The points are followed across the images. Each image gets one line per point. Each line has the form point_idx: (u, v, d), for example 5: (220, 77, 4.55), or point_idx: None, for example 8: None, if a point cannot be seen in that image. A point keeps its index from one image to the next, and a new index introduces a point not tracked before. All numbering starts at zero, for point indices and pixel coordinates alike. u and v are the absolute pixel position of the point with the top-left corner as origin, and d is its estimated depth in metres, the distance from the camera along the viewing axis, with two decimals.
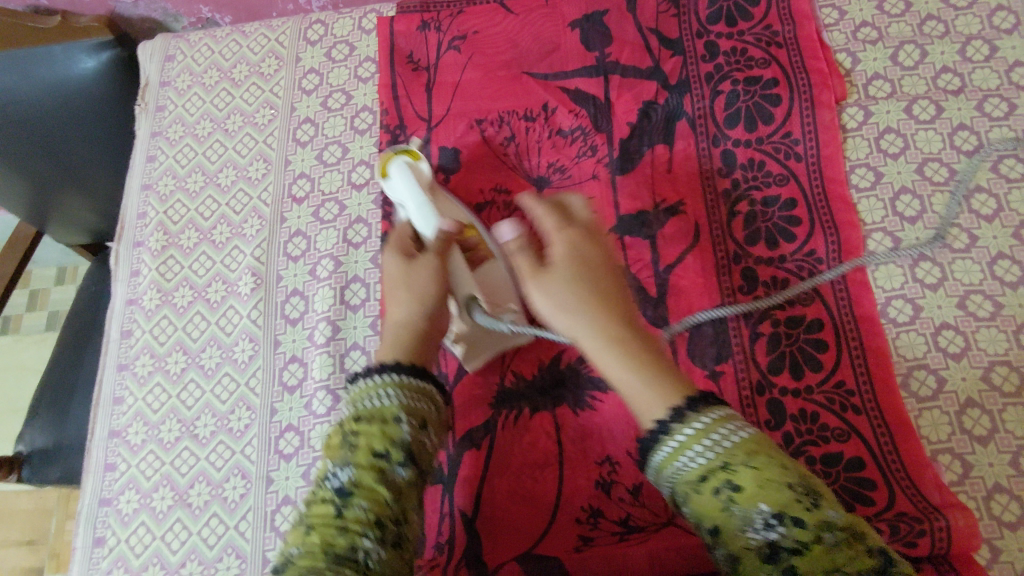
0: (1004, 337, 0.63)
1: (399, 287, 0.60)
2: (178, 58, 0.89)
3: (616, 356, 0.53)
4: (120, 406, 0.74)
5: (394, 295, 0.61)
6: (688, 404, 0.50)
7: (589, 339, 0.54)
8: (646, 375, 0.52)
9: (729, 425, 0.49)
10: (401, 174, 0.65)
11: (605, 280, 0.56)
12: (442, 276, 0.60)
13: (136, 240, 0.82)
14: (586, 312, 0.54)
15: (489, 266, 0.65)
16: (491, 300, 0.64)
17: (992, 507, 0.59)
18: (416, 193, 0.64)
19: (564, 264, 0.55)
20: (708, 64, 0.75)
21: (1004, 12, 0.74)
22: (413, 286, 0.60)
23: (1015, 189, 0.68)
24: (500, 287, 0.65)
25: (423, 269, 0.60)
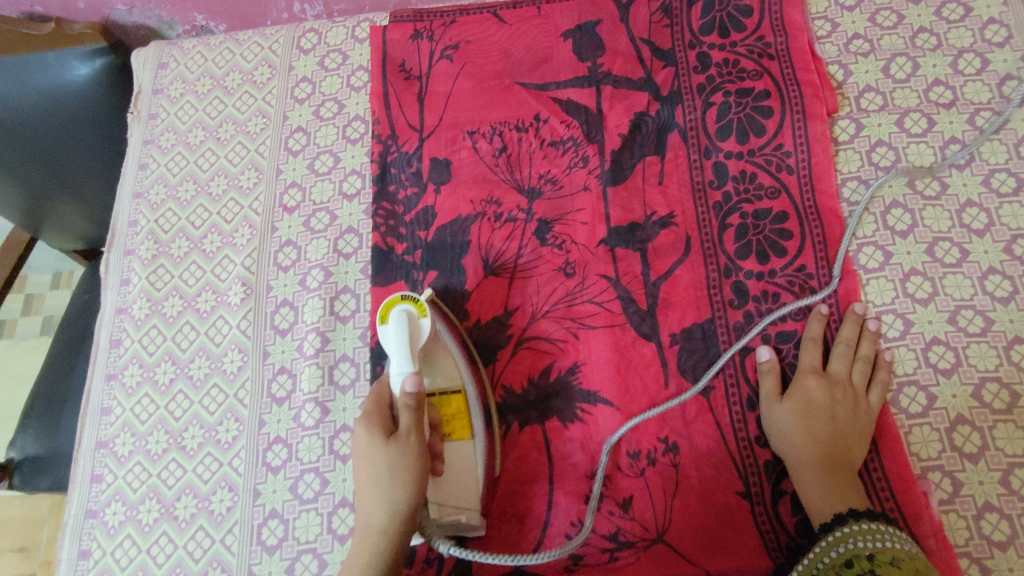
0: (995, 353, 0.63)
1: (374, 473, 0.56)
2: (171, 65, 0.89)
3: (821, 483, 0.58)
4: (108, 416, 0.74)
5: (368, 482, 0.56)
6: (851, 513, 0.56)
7: (817, 487, 0.58)
8: (839, 487, 0.58)
9: (868, 535, 0.54)
10: (397, 330, 0.61)
11: (831, 431, 0.61)
12: (420, 462, 0.56)
13: (126, 248, 0.81)
14: (824, 483, 0.58)
15: (461, 454, 0.62)
16: (456, 496, 0.61)
17: (982, 525, 0.58)
18: (405, 360, 0.60)
19: (798, 404, 0.62)
20: (700, 76, 0.75)
21: (997, 24, 0.74)
22: (390, 479, 0.55)
23: (1006, 203, 0.67)
24: (469, 481, 0.62)
25: (398, 459, 0.56)
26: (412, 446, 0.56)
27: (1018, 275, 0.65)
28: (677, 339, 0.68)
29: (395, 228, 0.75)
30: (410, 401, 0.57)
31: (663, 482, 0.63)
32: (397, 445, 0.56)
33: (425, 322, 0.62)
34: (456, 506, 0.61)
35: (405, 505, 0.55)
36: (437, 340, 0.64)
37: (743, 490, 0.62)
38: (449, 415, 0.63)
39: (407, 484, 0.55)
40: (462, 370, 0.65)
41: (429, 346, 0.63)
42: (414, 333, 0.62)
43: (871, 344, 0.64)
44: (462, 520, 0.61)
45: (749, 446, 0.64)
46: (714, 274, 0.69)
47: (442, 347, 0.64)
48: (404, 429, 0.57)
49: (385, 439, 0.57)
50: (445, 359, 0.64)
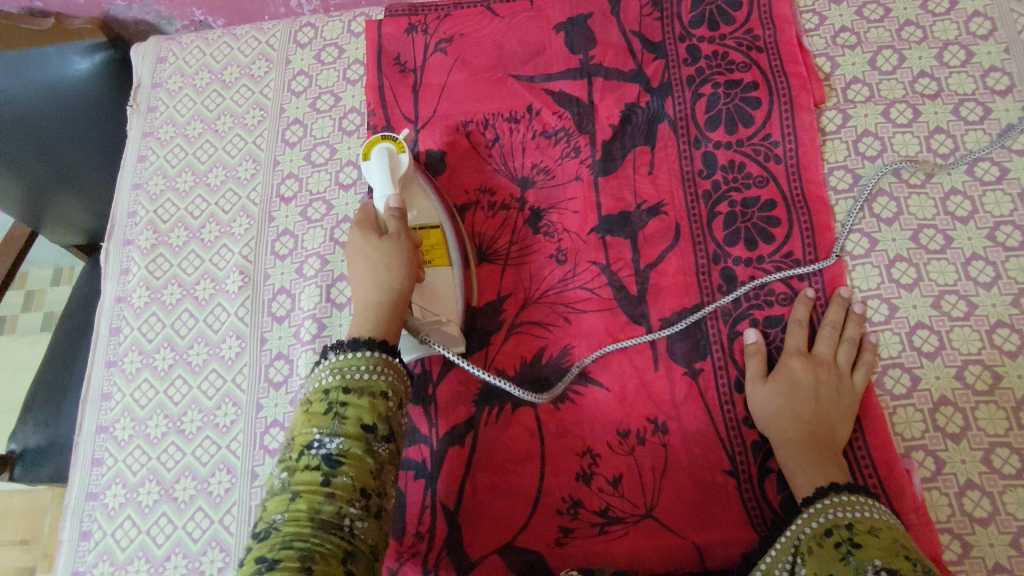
0: (978, 336, 0.64)
1: (371, 259, 0.60)
2: (170, 60, 0.90)
3: (805, 461, 0.59)
4: (108, 402, 0.75)
5: (365, 270, 0.60)
6: (833, 486, 0.57)
7: (800, 463, 0.59)
8: (820, 462, 0.59)
9: (848, 505, 0.55)
10: (379, 161, 0.68)
11: (814, 411, 0.62)
12: (410, 253, 0.61)
13: (126, 239, 0.83)
14: (807, 460, 0.59)
15: (441, 274, 0.68)
16: (436, 305, 0.66)
17: (964, 503, 0.60)
18: (387, 182, 0.67)
19: (781, 384, 0.63)
20: (690, 68, 0.77)
21: (981, 17, 0.75)
22: (386, 263, 0.60)
23: (989, 191, 0.69)
24: (447, 295, 0.67)
25: (392, 247, 0.60)
26: (403, 240, 0.61)
27: (1001, 261, 0.66)
28: (667, 324, 0.69)
29: None
30: (396, 213, 0.63)
31: (652, 460, 0.64)
32: (390, 238, 0.61)
33: (404, 157, 0.69)
34: (436, 312, 0.66)
35: (400, 283, 0.59)
36: (414, 178, 0.71)
37: (731, 468, 0.64)
38: (429, 242, 0.68)
39: (400, 268, 0.60)
40: (438, 207, 0.71)
41: (407, 180, 0.70)
42: (393, 166, 0.69)
43: (856, 327, 0.66)
44: (445, 327, 0.66)
45: (737, 427, 0.65)
46: (703, 260, 0.70)
47: (418, 187, 0.71)
48: (393, 228, 0.62)
49: (379, 236, 0.61)
50: (421, 197, 0.70)
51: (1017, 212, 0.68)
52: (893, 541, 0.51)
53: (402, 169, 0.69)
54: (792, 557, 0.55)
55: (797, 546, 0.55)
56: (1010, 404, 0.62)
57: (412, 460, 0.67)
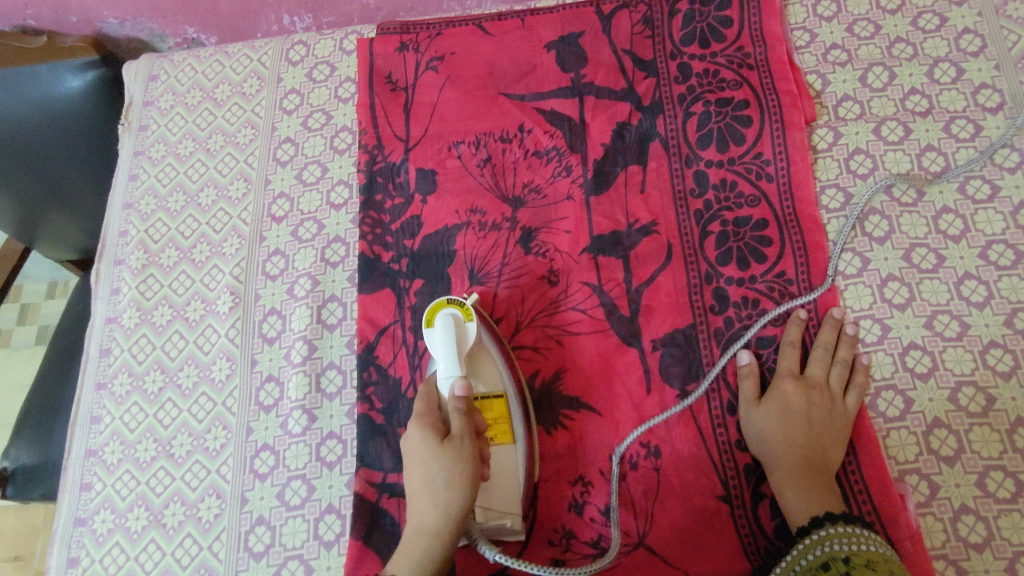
0: (971, 357, 0.64)
1: (431, 476, 0.57)
2: (161, 78, 0.90)
3: (800, 489, 0.59)
4: (98, 425, 0.75)
5: (423, 485, 0.57)
6: (828, 516, 0.56)
7: (795, 491, 0.59)
8: (815, 490, 0.59)
9: (846, 538, 0.54)
10: (444, 332, 0.63)
11: (807, 436, 0.61)
12: (474, 468, 0.58)
13: (117, 258, 0.82)
14: (802, 487, 0.59)
15: (503, 453, 0.63)
16: (500, 498, 0.62)
17: (958, 527, 0.59)
18: (454, 360, 0.62)
19: (774, 408, 0.63)
20: (681, 86, 0.76)
21: (972, 33, 0.75)
22: (446, 482, 0.57)
23: (981, 209, 0.68)
24: (510, 484, 0.63)
25: (455, 464, 0.57)
26: (466, 444, 0.58)
27: (993, 280, 0.66)
28: (659, 345, 0.68)
29: (381, 237, 0.76)
30: (461, 404, 0.59)
31: (645, 485, 0.64)
32: (453, 447, 0.58)
33: (471, 325, 0.64)
34: (500, 511, 0.62)
35: (459, 505, 0.56)
36: (482, 344, 0.65)
37: (723, 493, 0.63)
38: (491, 418, 0.64)
39: (462, 487, 0.57)
40: (505, 377, 0.65)
41: (474, 350, 0.65)
42: (460, 337, 0.64)
43: (848, 348, 0.65)
44: (506, 525, 0.62)
45: (730, 452, 0.64)
46: (695, 280, 0.70)
47: (486, 354, 0.65)
48: (456, 431, 0.58)
49: (440, 442, 0.58)
50: (488, 364, 0.65)
51: (1009, 230, 0.67)
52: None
53: (470, 341, 0.64)
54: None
55: None
56: (1004, 427, 0.62)
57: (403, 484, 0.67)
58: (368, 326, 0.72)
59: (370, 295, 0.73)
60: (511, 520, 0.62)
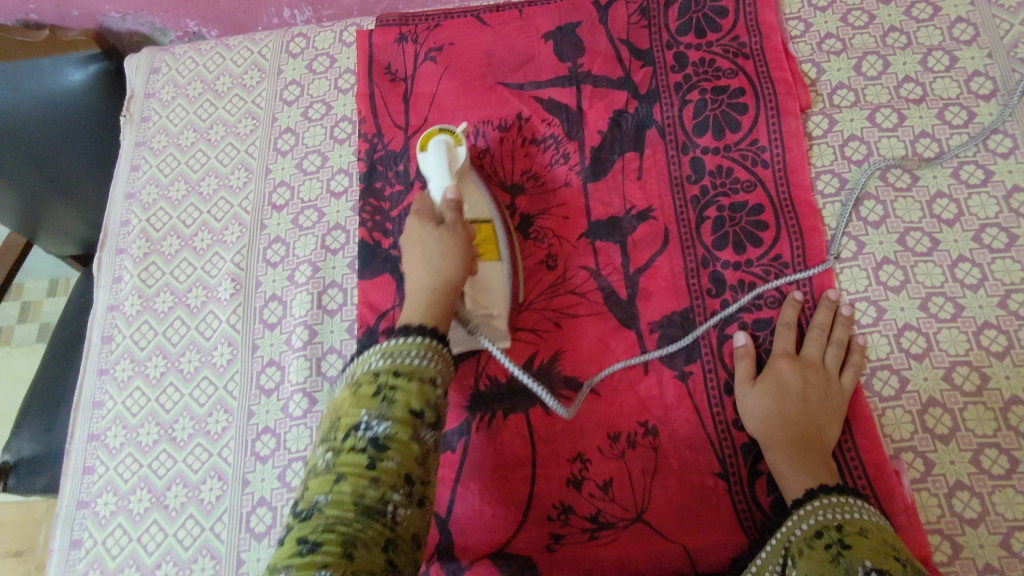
0: (965, 338, 0.65)
1: (427, 249, 0.59)
2: (163, 70, 0.91)
3: (795, 463, 0.59)
4: (100, 410, 0.75)
5: (419, 256, 0.60)
6: (821, 487, 0.57)
7: (791, 464, 0.60)
8: (810, 463, 0.59)
9: (838, 507, 0.55)
10: (437, 152, 0.67)
11: (804, 413, 0.62)
12: (467, 246, 0.60)
13: (119, 247, 0.83)
14: (797, 460, 0.59)
15: (490, 268, 0.66)
16: (486, 298, 0.65)
17: (953, 503, 0.60)
18: (445, 175, 0.66)
19: (770, 384, 0.64)
20: (678, 75, 0.77)
21: (964, 23, 0.76)
22: (443, 253, 0.59)
23: (975, 194, 0.69)
24: (496, 292, 0.66)
25: (451, 240, 0.60)
26: (460, 231, 0.60)
27: (987, 263, 0.67)
28: (657, 327, 0.69)
29: (381, 224, 0.77)
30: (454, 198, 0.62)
31: (642, 463, 0.65)
32: (450, 228, 0.60)
33: (460, 149, 0.69)
34: (486, 306, 0.65)
35: (456, 274, 0.58)
36: (468, 173, 0.70)
37: (720, 471, 0.64)
38: (480, 236, 0.67)
39: (458, 257, 0.59)
40: (489, 203, 0.69)
41: (462, 172, 0.69)
42: (450, 158, 0.68)
43: (844, 329, 0.66)
44: (493, 320, 0.66)
45: (728, 430, 0.65)
46: (692, 264, 0.71)
47: (470, 181, 0.69)
48: (450, 219, 0.61)
49: (437, 225, 0.61)
50: (473, 191, 0.69)
51: (1003, 214, 0.68)
52: (884, 542, 0.51)
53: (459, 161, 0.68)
54: (782, 558, 0.55)
55: (788, 547, 0.55)
56: (997, 405, 0.62)
57: None
58: (369, 310, 0.73)
59: (371, 280, 0.74)
60: (495, 316, 0.66)
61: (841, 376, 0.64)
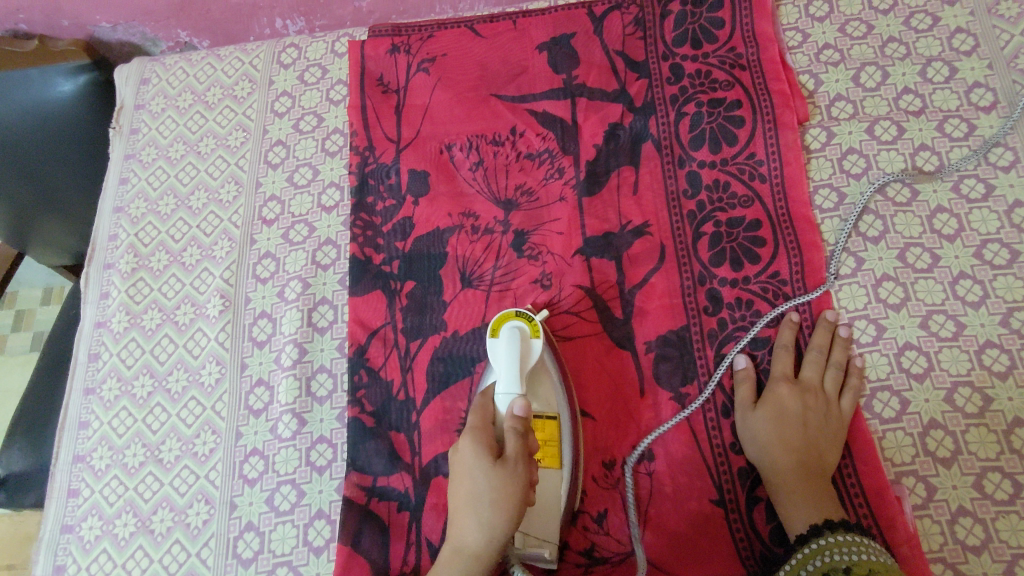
0: (967, 358, 0.63)
1: (478, 489, 0.54)
2: (153, 81, 0.90)
3: (796, 495, 0.58)
4: (86, 430, 0.74)
5: (468, 489, 0.55)
6: (827, 524, 0.56)
7: (793, 496, 0.58)
8: (811, 494, 0.58)
9: (845, 548, 0.54)
10: (510, 347, 0.62)
11: (804, 441, 0.61)
12: (525, 493, 0.54)
13: (106, 262, 0.82)
14: (798, 491, 0.58)
15: (550, 481, 0.61)
16: (542, 525, 0.60)
17: (956, 530, 0.58)
18: (516, 376, 0.60)
19: (769, 411, 0.62)
20: (674, 87, 0.76)
21: (964, 33, 0.75)
22: (494, 503, 0.54)
23: (976, 208, 0.68)
24: (552, 509, 0.60)
25: (508, 482, 0.54)
26: (519, 470, 0.54)
27: (989, 279, 0.65)
28: (653, 347, 0.68)
29: (372, 239, 0.76)
30: (518, 426, 0.56)
31: (637, 491, 0.64)
32: (507, 471, 0.54)
33: (537, 343, 0.64)
34: (540, 536, 0.60)
35: (504, 533, 0.53)
36: (543, 365, 0.65)
37: (718, 498, 0.62)
38: (542, 441, 0.62)
39: (509, 511, 0.53)
40: (561, 401, 0.64)
41: (536, 368, 0.64)
42: (524, 354, 0.63)
43: (843, 350, 0.65)
44: (545, 550, 0.60)
45: (724, 454, 0.64)
46: (688, 281, 0.69)
47: (546, 374, 0.64)
48: (512, 454, 0.55)
49: (493, 464, 0.55)
50: (547, 386, 0.64)
51: (1004, 229, 0.67)
52: None
53: (533, 359, 0.63)
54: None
55: None
56: (1000, 427, 0.61)
57: (393, 489, 0.66)
58: (360, 328, 0.72)
59: (362, 297, 0.73)
60: (551, 550, 0.60)
61: (842, 399, 0.63)
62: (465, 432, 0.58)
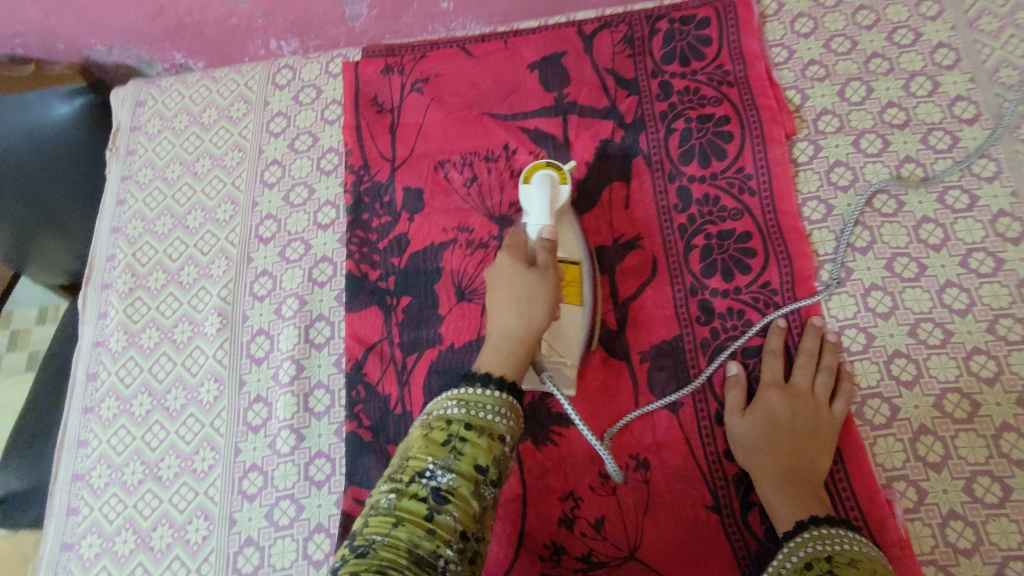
0: (955, 365, 0.64)
1: (516, 288, 0.57)
2: (149, 103, 0.91)
3: (786, 494, 0.59)
4: (85, 449, 0.74)
5: (506, 298, 0.57)
6: (812, 519, 0.56)
7: (780, 493, 0.59)
8: (800, 493, 0.59)
9: (828, 539, 0.54)
10: (541, 187, 0.65)
11: (792, 441, 0.61)
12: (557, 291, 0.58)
13: (104, 282, 0.82)
14: (787, 489, 0.59)
15: (571, 313, 0.64)
16: (563, 347, 0.64)
17: (947, 533, 0.59)
18: (546, 211, 0.63)
19: (760, 413, 0.63)
20: (663, 103, 0.78)
21: (946, 48, 0.77)
22: (532, 297, 0.56)
23: (961, 218, 0.69)
24: (573, 340, 0.64)
25: (543, 281, 0.57)
26: (551, 273, 0.58)
27: (975, 288, 0.67)
28: (647, 357, 0.69)
29: (369, 255, 0.76)
30: (548, 242, 0.60)
31: (635, 497, 0.64)
32: (541, 270, 0.58)
33: (564, 188, 0.66)
34: (561, 352, 0.64)
35: (542, 320, 0.56)
36: (564, 213, 0.67)
37: (713, 504, 0.63)
38: (567, 277, 0.64)
39: (547, 302, 0.56)
40: (581, 247, 0.67)
41: (560, 213, 0.67)
42: (553, 196, 0.66)
43: (832, 355, 0.66)
44: (564, 370, 0.64)
45: (718, 460, 0.65)
46: (680, 293, 0.71)
47: (567, 220, 0.68)
48: (544, 262, 0.59)
49: (529, 266, 0.58)
50: (569, 229, 0.67)
51: (989, 238, 0.68)
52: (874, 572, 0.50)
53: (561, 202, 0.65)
54: None
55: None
56: (990, 432, 0.62)
57: None
58: (357, 344, 0.72)
59: (359, 312, 0.74)
60: (568, 366, 0.64)
61: (837, 403, 0.64)
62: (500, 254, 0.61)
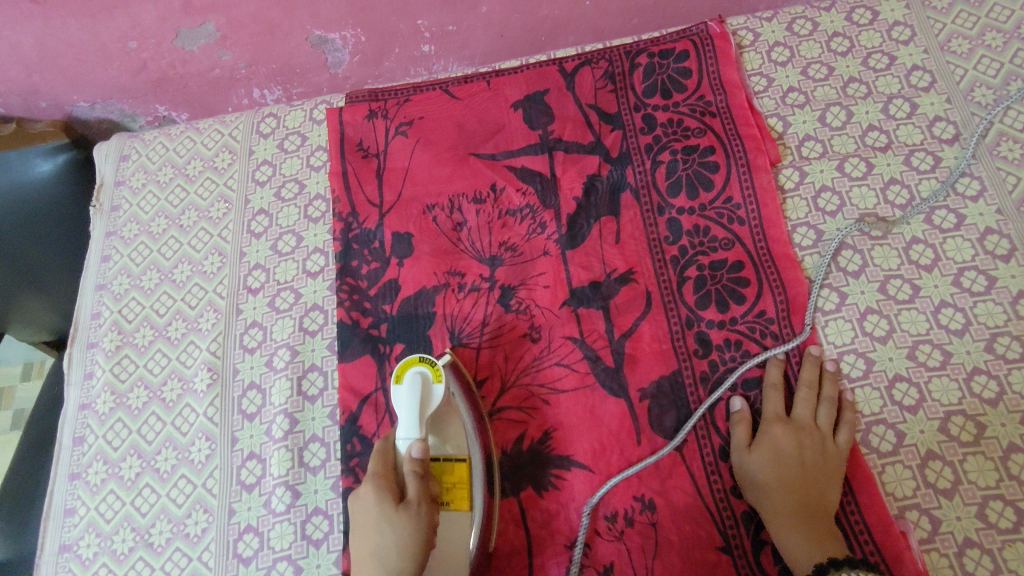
0: (957, 386, 0.64)
1: (381, 536, 0.56)
2: (133, 157, 0.91)
3: (801, 536, 0.58)
4: (72, 517, 0.71)
5: (370, 544, 0.56)
6: (831, 562, 0.55)
7: (790, 534, 0.58)
8: (811, 533, 0.57)
9: None
10: (411, 389, 0.62)
11: (801, 477, 0.60)
12: (426, 535, 0.56)
13: (90, 341, 0.81)
14: (799, 527, 0.58)
15: (457, 529, 0.61)
16: (450, 574, 0.59)
17: (964, 562, 0.58)
18: (415, 422, 0.61)
19: (766, 451, 0.62)
20: (647, 136, 0.78)
21: (921, 70, 0.78)
22: (398, 552, 0.55)
23: (950, 238, 0.69)
24: (460, 558, 0.60)
25: (409, 528, 0.56)
26: (421, 514, 0.57)
27: (969, 307, 0.66)
28: (647, 393, 0.68)
29: (359, 302, 0.75)
30: (417, 467, 0.59)
31: (642, 541, 0.63)
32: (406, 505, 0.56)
33: (439, 387, 0.63)
34: None
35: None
36: (450, 404, 0.65)
37: (723, 544, 0.62)
38: (450, 485, 0.62)
39: (414, 559, 0.55)
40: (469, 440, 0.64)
41: (440, 412, 0.64)
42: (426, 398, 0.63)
43: (833, 384, 0.65)
44: None
45: (726, 496, 0.63)
46: (676, 326, 0.70)
47: (453, 413, 0.65)
48: (414, 498, 0.57)
49: (396, 506, 0.57)
50: (456, 425, 0.64)
51: (979, 256, 0.68)
52: None
53: (434, 403, 0.63)
54: None
55: None
56: (997, 454, 0.61)
57: None
58: (351, 394, 0.71)
59: (352, 361, 0.72)
60: None
61: (841, 435, 0.63)
62: (369, 481, 0.59)
